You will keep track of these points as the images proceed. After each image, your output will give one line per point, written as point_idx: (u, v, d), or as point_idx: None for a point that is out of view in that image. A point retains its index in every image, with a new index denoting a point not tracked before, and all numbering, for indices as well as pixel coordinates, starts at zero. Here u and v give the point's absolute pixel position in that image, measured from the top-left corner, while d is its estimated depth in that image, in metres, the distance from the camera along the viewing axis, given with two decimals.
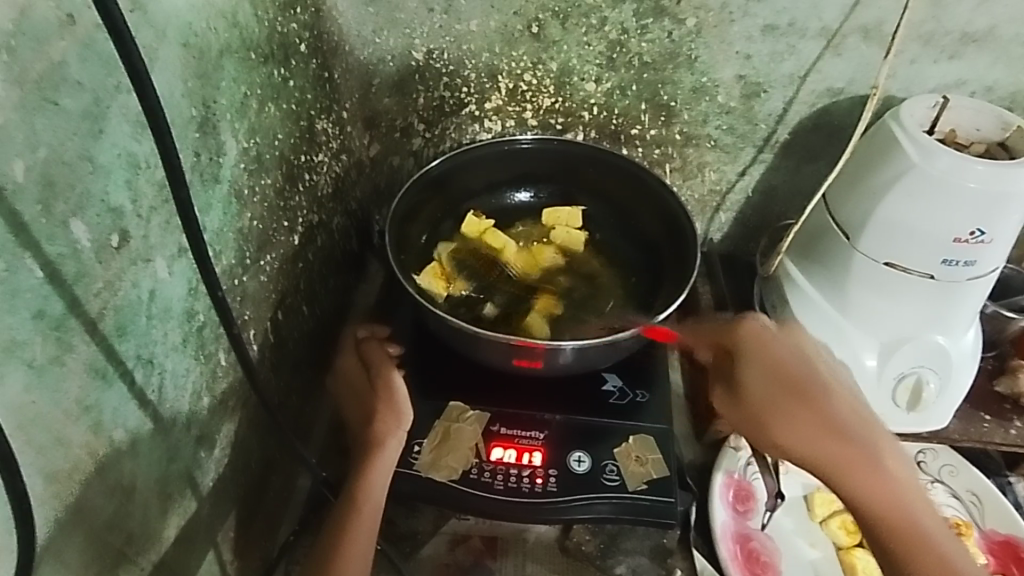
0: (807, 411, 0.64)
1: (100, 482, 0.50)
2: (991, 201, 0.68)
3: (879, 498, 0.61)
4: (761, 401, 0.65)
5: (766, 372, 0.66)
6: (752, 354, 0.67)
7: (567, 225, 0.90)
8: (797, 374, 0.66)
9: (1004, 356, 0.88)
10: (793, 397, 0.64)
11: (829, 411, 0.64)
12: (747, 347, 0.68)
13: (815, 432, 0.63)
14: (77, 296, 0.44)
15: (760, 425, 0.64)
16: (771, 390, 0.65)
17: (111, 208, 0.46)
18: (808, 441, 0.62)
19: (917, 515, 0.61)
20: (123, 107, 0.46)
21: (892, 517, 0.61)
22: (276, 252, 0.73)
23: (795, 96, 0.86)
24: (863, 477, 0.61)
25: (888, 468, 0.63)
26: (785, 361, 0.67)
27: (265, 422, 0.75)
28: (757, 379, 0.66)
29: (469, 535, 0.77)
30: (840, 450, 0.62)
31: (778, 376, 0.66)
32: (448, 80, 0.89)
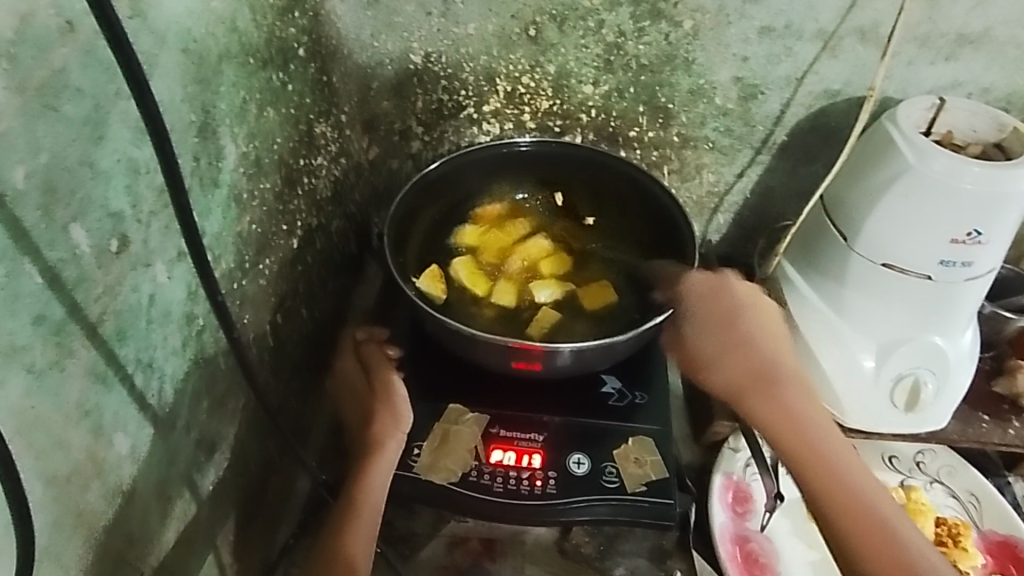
0: (755, 394, 0.76)
1: (101, 486, 0.50)
2: (988, 203, 0.68)
3: (819, 480, 0.70)
4: (727, 381, 0.78)
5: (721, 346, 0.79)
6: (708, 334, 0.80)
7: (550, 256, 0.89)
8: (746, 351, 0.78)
9: (1001, 356, 0.88)
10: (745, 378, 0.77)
11: (777, 395, 0.76)
12: (705, 328, 0.80)
13: (761, 416, 0.74)
14: (77, 300, 0.44)
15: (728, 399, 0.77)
16: (719, 365, 0.79)
17: (110, 213, 0.46)
18: (765, 424, 0.74)
19: (863, 499, 0.69)
20: (123, 113, 0.46)
21: (837, 499, 0.69)
22: (275, 255, 0.73)
23: (793, 98, 0.86)
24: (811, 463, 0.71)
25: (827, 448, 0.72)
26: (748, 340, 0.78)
27: (264, 425, 0.75)
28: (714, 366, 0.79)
29: (467, 538, 0.77)
30: (789, 432, 0.73)
31: (729, 354, 0.79)
32: (447, 83, 0.90)
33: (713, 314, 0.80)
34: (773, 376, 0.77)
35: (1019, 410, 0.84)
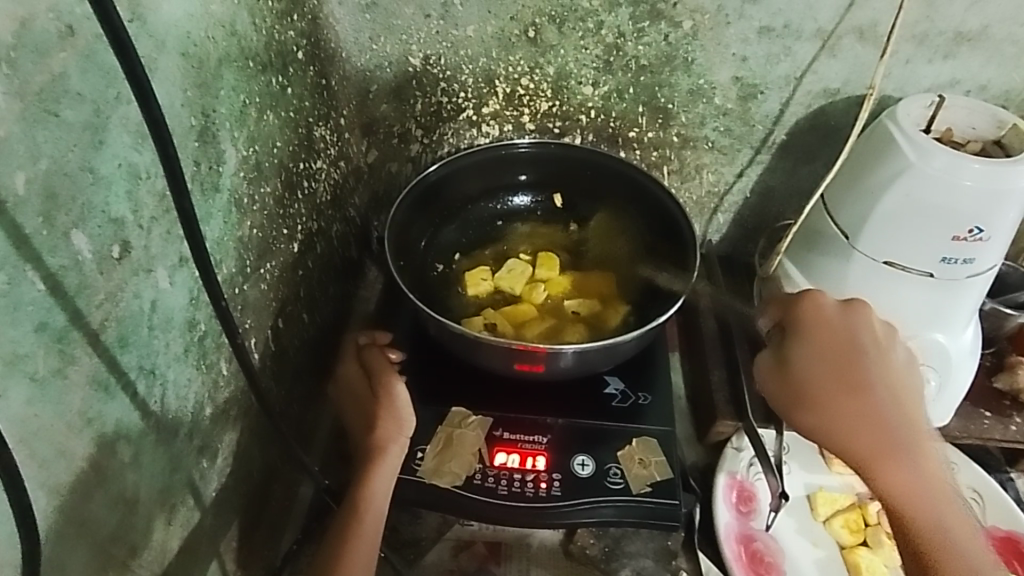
0: (838, 394, 0.64)
1: (104, 495, 0.49)
2: (988, 200, 0.68)
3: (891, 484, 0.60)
4: (812, 381, 0.65)
5: (817, 352, 0.66)
6: (809, 336, 0.67)
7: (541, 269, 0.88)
8: (841, 351, 0.66)
9: (1002, 352, 0.88)
10: (830, 377, 0.65)
11: (867, 398, 0.63)
12: (805, 328, 0.68)
13: (839, 419, 0.63)
14: (79, 308, 0.44)
15: (794, 403, 0.65)
16: (822, 365, 0.65)
17: (112, 220, 0.46)
18: (834, 426, 0.63)
19: (944, 522, 0.58)
20: (123, 117, 0.46)
21: (906, 511, 0.59)
22: (276, 259, 0.73)
23: (792, 97, 0.86)
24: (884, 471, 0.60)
25: (905, 465, 0.60)
26: (848, 341, 0.66)
27: (267, 431, 0.74)
28: (809, 361, 0.66)
29: (473, 541, 0.77)
30: (874, 439, 0.62)
31: (831, 361, 0.65)
32: (446, 85, 0.89)
33: (812, 318, 0.68)
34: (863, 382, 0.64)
35: (1020, 406, 0.85)
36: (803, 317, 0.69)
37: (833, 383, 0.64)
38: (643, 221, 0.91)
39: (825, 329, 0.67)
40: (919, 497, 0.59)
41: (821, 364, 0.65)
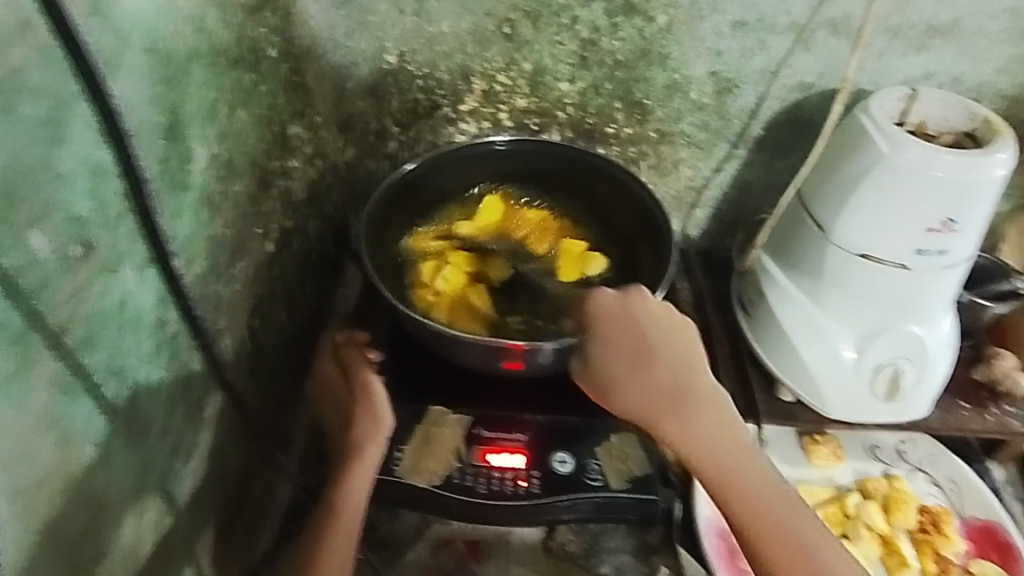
0: (642, 373, 0.67)
1: (70, 498, 0.49)
2: (961, 191, 0.68)
3: (715, 465, 0.65)
4: (620, 371, 0.68)
5: (610, 339, 0.69)
6: (614, 318, 0.69)
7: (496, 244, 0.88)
8: (637, 344, 0.68)
9: (979, 344, 0.90)
10: (631, 367, 0.67)
11: (659, 378, 0.67)
12: (604, 323, 0.70)
13: (648, 390, 0.67)
14: (40, 307, 0.43)
15: (606, 387, 0.68)
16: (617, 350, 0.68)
17: (72, 217, 0.45)
18: (638, 401, 0.66)
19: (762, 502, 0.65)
20: (83, 113, 0.45)
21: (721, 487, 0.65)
22: (249, 258, 0.72)
23: (767, 91, 0.86)
24: (724, 485, 0.65)
25: (748, 467, 0.66)
26: (637, 333, 0.68)
27: (242, 431, 0.74)
28: (626, 370, 0.67)
29: (451, 540, 0.76)
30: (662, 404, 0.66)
31: (624, 347, 0.68)
32: (422, 82, 0.89)
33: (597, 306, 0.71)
34: (655, 355, 0.67)
35: (998, 397, 0.86)
36: (597, 308, 0.71)
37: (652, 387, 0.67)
38: (622, 216, 0.90)
39: (606, 318, 0.70)
40: (783, 505, 0.65)
41: (620, 352, 0.68)
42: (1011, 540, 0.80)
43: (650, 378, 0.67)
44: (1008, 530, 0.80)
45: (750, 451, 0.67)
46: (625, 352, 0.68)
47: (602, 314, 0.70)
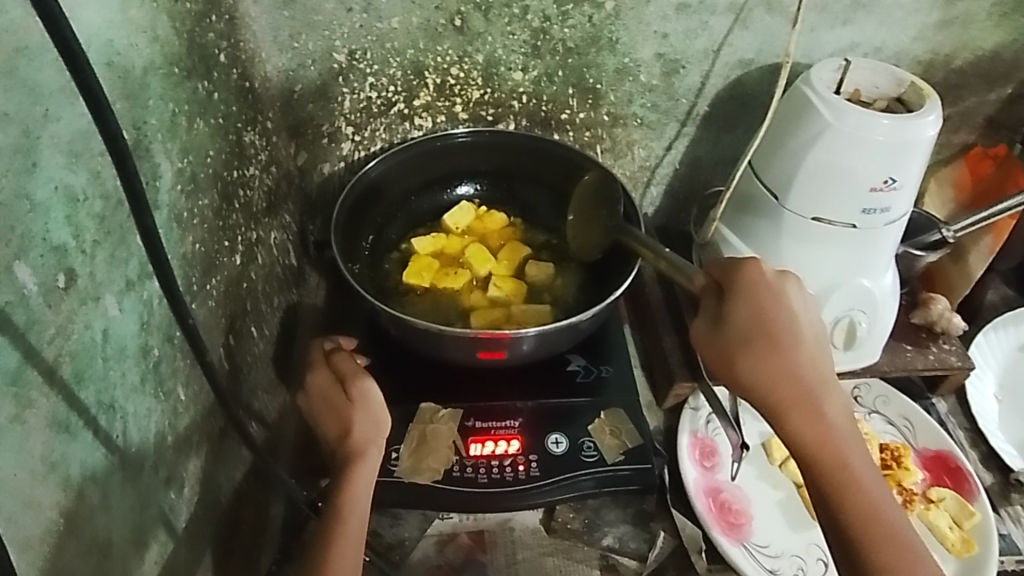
0: (778, 360, 0.65)
1: (78, 542, 0.47)
2: (899, 152, 0.73)
3: (852, 470, 0.64)
4: (740, 339, 0.66)
5: (759, 309, 0.66)
6: (753, 295, 0.66)
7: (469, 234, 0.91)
8: (781, 326, 0.66)
9: (914, 291, 0.98)
10: (760, 347, 0.65)
11: (796, 359, 0.66)
12: (744, 286, 0.67)
13: (774, 370, 0.65)
14: (32, 344, 0.41)
15: (726, 356, 0.66)
16: (749, 345, 0.65)
17: (54, 247, 0.42)
18: (768, 382, 0.65)
19: (878, 504, 0.63)
20: (54, 136, 0.42)
21: (847, 487, 0.63)
22: (220, 273, 0.69)
23: (711, 69, 0.90)
24: (853, 486, 0.63)
25: (852, 450, 0.65)
26: (769, 306, 0.66)
27: (229, 452, 0.72)
28: (754, 355, 0.65)
29: (456, 534, 0.78)
30: (799, 390, 0.65)
31: (740, 310, 0.66)
32: (373, 79, 0.88)
33: (754, 276, 0.67)
34: (795, 339, 0.66)
35: (935, 336, 0.95)
36: (746, 275, 0.67)
37: (786, 381, 0.65)
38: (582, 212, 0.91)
39: (765, 295, 0.66)
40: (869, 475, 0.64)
41: (751, 320, 0.66)
42: (960, 464, 0.88)
43: (790, 359, 0.65)
44: (957, 456, 0.89)
45: (856, 434, 0.66)
46: (765, 326, 0.65)
47: (753, 282, 0.67)
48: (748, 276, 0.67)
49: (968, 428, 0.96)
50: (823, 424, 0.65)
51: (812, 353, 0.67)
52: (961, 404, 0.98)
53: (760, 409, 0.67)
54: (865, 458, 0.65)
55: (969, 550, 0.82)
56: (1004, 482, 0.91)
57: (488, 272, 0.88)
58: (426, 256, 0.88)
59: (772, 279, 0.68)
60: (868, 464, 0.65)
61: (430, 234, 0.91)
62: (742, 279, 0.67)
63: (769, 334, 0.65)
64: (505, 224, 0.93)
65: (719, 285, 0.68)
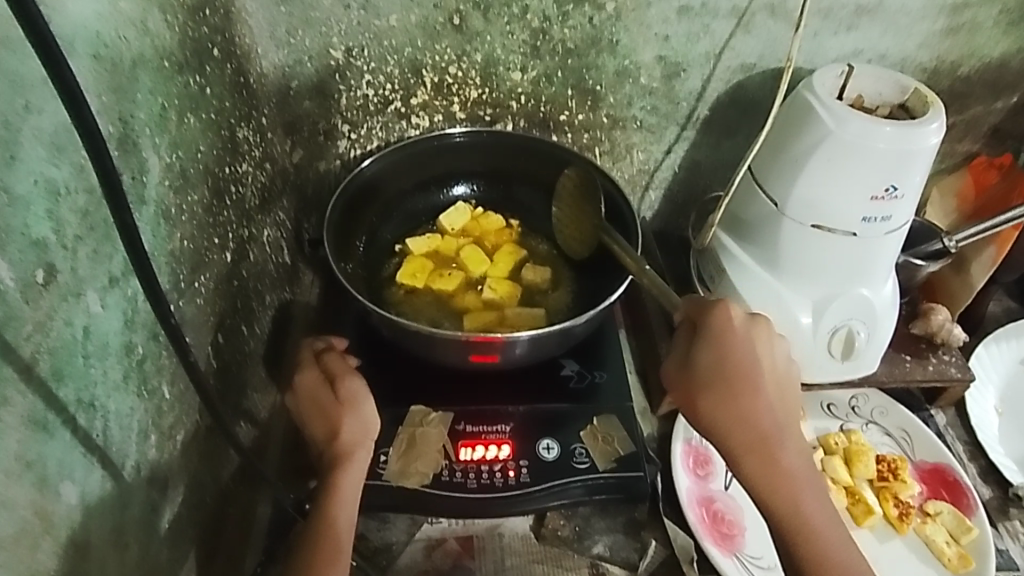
0: (737, 405, 0.67)
1: (54, 542, 0.46)
2: (900, 160, 0.72)
3: (806, 515, 0.66)
4: (702, 382, 0.67)
5: (722, 356, 0.67)
6: (717, 341, 0.67)
7: (465, 235, 0.90)
8: (743, 371, 0.67)
9: (914, 302, 0.98)
10: (720, 392, 0.67)
11: (756, 405, 0.67)
12: (710, 329, 0.68)
13: (734, 415, 0.67)
14: (8, 341, 0.40)
15: (688, 399, 0.68)
16: (710, 391, 0.67)
17: (33, 242, 0.41)
18: (726, 427, 0.67)
19: (832, 549, 0.65)
20: (35, 129, 0.41)
21: (801, 531, 0.65)
22: (210, 271, 0.68)
23: (712, 73, 0.89)
24: (807, 530, 0.65)
25: (807, 494, 0.66)
26: (731, 352, 0.67)
27: (215, 451, 0.71)
28: (714, 399, 0.67)
29: (444, 539, 0.77)
30: (756, 435, 0.67)
31: (703, 356, 0.67)
32: (370, 77, 0.87)
33: (721, 321, 0.68)
34: (756, 384, 0.67)
35: (934, 347, 0.94)
36: (713, 320, 0.68)
37: (744, 427, 0.66)
38: (575, 203, 0.90)
39: (729, 341, 0.67)
40: (824, 520, 0.66)
41: (714, 365, 0.67)
42: (958, 478, 0.87)
43: (749, 405, 0.67)
44: (955, 469, 0.87)
45: (814, 479, 0.68)
46: (725, 372, 0.67)
47: (719, 328, 0.68)
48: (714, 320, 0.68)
49: (967, 440, 0.94)
50: (780, 469, 0.66)
51: (772, 398, 0.68)
52: (960, 415, 0.97)
53: (720, 450, 0.69)
54: (819, 502, 0.67)
55: (966, 567, 0.80)
56: (1002, 497, 0.89)
57: (482, 274, 0.87)
58: (421, 257, 0.87)
59: (738, 324, 0.69)
60: (823, 508, 0.67)
61: (426, 234, 0.90)
62: (710, 323, 0.68)
63: (728, 381, 0.67)
64: (494, 222, 0.92)
65: (690, 326, 0.70)
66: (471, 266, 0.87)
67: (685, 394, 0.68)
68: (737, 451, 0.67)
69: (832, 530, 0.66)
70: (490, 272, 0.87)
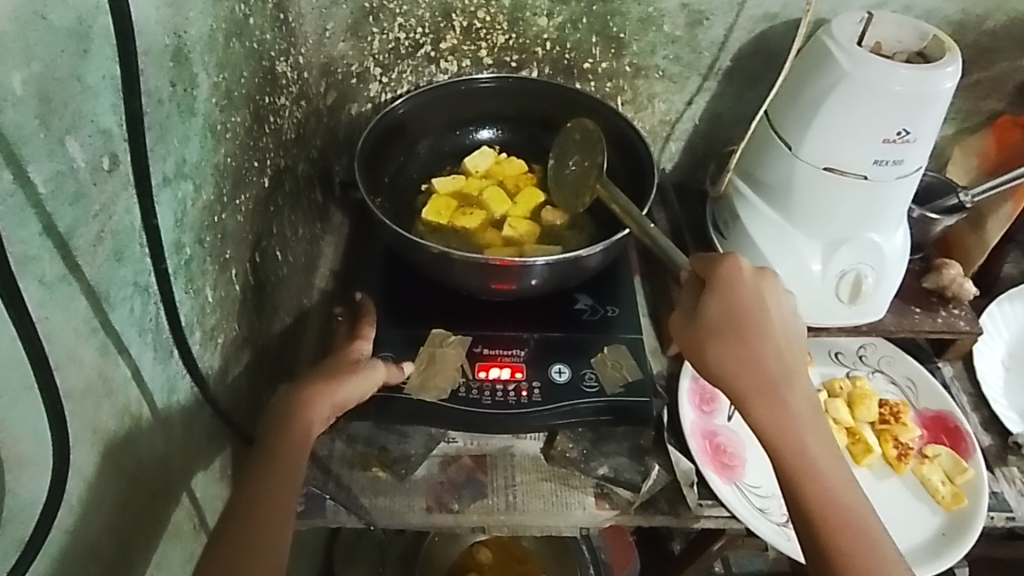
0: (744, 351, 0.69)
1: (111, 405, 0.52)
2: (914, 103, 0.74)
3: (812, 459, 0.66)
4: (710, 329, 0.70)
5: (727, 303, 0.69)
6: (724, 289, 0.70)
7: (488, 175, 0.94)
8: (750, 319, 0.69)
9: (928, 258, 0.99)
10: (725, 338, 0.69)
11: (760, 352, 0.69)
12: (718, 279, 0.70)
13: (739, 360, 0.69)
14: (78, 214, 0.45)
15: (697, 347, 0.71)
16: (716, 338, 0.69)
17: (101, 130, 0.47)
18: (731, 371, 0.69)
19: (837, 493, 0.65)
20: (105, 27, 0.46)
21: (808, 474, 0.66)
22: (249, 192, 0.74)
23: (735, 22, 0.91)
24: (814, 474, 0.66)
25: (814, 441, 0.67)
26: (736, 300, 0.69)
27: (249, 360, 0.77)
28: (720, 346, 0.69)
29: (459, 455, 0.83)
30: (762, 380, 0.69)
31: (711, 304, 0.70)
32: (403, 20, 0.91)
33: (730, 272, 0.70)
34: (763, 333, 0.69)
35: (945, 301, 0.95)
36: (720, 271, 0.70)
37: (748, 372, 0.69)
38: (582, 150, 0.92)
39: (736, 290, 0.70)
40: (831, 465, 0.66)
41: (720, 312, 0.69)
42: (960, 425, 0.89)
43: (754, 352, 0.69)
44: (957, 417, 0.90)
45: (823, 427, 0.68)
46: (731, 319, 0.69)
47: (727, 278, 0.70)
48: (722, 271, 0.70)
49: (972, 393, 0.96)
50: (784, 414, 0.68)
51: (779, 347, 0.70)
52: (967, 369, 0.98)
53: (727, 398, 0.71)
54: (826, 449, 0.67)
55: (959, 504, 0.83)
56: (1003, 446, 0.91)
57: (503, 214, 0.91)
58: (445, 195, 0.91)
59: (747, 274, 0.70)
60: (830, 454, 0.67)
61: (451, 175, 0.94)
62: (720, 272, 0.70)
63: (735, 328, 0.69)
64: (513, 163, 0.95)
65: (700, 280, 0.72)
66: (492, 205, 0.91)
67: (694, 342, 0.71)
68: (742, 397, 0.69)
69: (839, 475, 0.66)
70: (509, 211, 0.91)
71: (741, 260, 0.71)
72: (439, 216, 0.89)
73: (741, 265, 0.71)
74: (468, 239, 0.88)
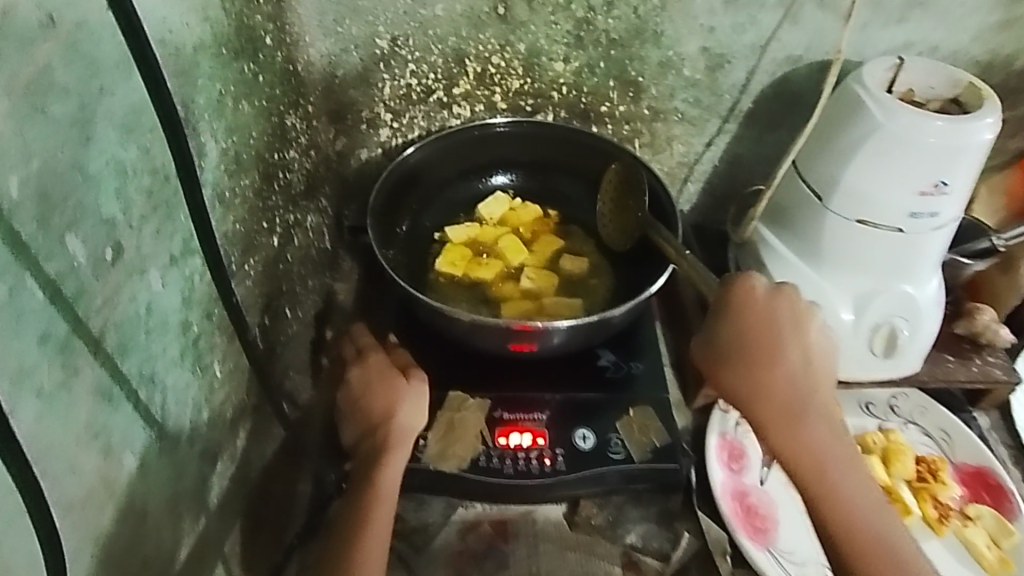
0: (759, 380, 0.66)
1: (115, 508, 0.48)
2: (951, 155, 0.71)
3: (837, 485, 0.64)
4: (722, 357, 0.67)
5: (740, 330, 0.66)
6: (735, 316, 0.66)
7: (503, 223, 0.91)
8: (764, 347, 0.66)
9: (959, 301, 0.95)
10: (739, 367, 0.66)
11: (778, 379, 0.66)
12: (730, 305, 0.67)
13: (756, 389, 0.66)
14: (79, 315, 0.42)
15: (712, 374, 0.68)
16: (730, 368, 0.66)
17: (104, 220, 0.43)
18: (748, 400, 0.66)
19: (863, 519, 0.64)
20: (108, 110, 0.43)
21: (833, 502, 0.64)
22: (259, 254, 0.70)
23: (757, 65, 0.88)
24: (839, 502, 0.64)
25: (838, 466, 0.65)
26: (749, 327, 0.66)
27: (258, 427, 0.73)
28: (736, 375, 0.66)
29: (478, 522, 0.77)
30: (782, 408, 0.66)
31: (722, 331, 0.66)
32: (415, 66, 0.88)
33: (742, 296, 0.67)
34: (780, 359, 0.66)
35: (979, 348, 0.92)
36: (732, 296, 0.67)
37: (766, 401, 0.65)
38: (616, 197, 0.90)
39: (749, 317, 0.66)
40: (856, 489, 0.65)
41: (733, 340, 0.66)
42: (1002, 481, 0.85)
43: (771, 379, 0.66)
44: (997, 472, 0.85)
45: (849, 449, 0.66)
46: (744, 347, 0.66)
47: (740, 304, 0.67)
48: (733, 296, 0.67)
49: (1010, 444, 0.92)
50: (806, 441, 0.65)
51: (800, 371, 0.66)
52: (1003, 419, 0.94)
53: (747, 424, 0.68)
54: (850, 473, 0.65)
55: (1006, 570, 0.79)
56: None
57: (521, 263, 0.88)
58: (460, 244, 0.88)
59: (762, 297, 0.67)
60: (857, 478, 0.65)
61: (465, 224, 0.91)
62: (731, 297, 0.67)
63: (749, 357, 0.66)
64: (528, 211, 0.92)
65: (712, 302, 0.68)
66: (510, 253, 0.88)
67: (709, 368, 0.68)
68: (761, 424, 0.66)
69: (864, 499, 0.65)
70: (528, 261, 0.88)
71: (755, 282, 0.67)
72: (455, 267, 0.86)
73: (755, 287, 0.67)
74: (485, 292, 0.85)
